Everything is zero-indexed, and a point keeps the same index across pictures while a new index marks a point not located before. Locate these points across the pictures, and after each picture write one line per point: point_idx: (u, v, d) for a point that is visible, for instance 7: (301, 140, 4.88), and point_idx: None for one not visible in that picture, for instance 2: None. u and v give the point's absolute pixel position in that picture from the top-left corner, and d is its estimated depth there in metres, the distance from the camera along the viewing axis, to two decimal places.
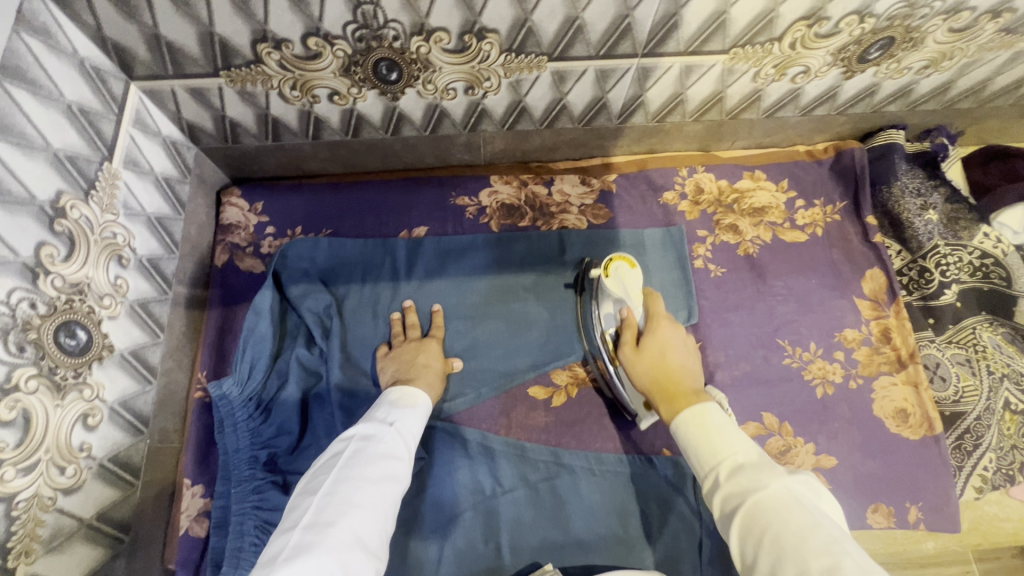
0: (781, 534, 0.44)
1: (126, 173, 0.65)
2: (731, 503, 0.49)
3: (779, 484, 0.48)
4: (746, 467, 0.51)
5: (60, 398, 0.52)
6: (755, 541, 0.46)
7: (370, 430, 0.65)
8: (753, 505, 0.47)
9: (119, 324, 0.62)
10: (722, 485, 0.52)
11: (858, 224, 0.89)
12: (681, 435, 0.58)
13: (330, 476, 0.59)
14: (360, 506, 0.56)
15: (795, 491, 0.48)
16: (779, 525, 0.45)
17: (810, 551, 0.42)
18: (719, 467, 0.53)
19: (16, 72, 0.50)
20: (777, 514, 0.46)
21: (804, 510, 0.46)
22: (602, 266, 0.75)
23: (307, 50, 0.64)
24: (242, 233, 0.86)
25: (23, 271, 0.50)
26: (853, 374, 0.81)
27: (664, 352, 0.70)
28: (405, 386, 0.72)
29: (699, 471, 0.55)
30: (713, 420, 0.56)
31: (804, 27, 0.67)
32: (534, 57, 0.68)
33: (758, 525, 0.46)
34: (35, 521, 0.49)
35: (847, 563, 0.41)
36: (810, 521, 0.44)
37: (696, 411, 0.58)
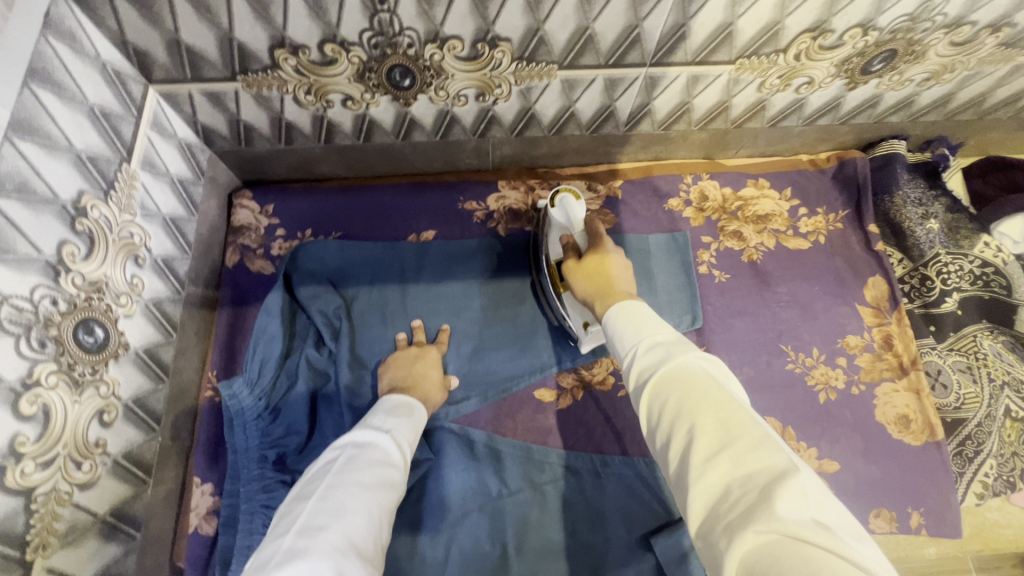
0: (692, 408, 0.42)
1: (144, 174, 0.66)
2: (645, 375, 0.47)
3: (690, 358, 0.46)
4: (665, 343, 0.49)
5: (78, 394, 0.53)
6: (663, 414, 0.43)
7: (365, 436, 0.61)
8: (665, 375, 0.45)
9: (135, 322, 0.63)
10: (637, 359, 0.49)
11: (860, 232, 0.90)
12: (611, 326, 0.55)
13: (323, 481, 0.55)
14: (357, 507, 0.52)
15: (710, 366, 0.45)
16: (689, 398, 0.42)
17: (710, 404, 0.41)
18: (639, 342, 0.50)
19: (43, 74, 0.51)
20: (687, 385, 0.43)
21: (719, 382, 0.43)
22: (550, 199, 0.76)
23: (323, 56, 0.65)
24: (253, 235, 0.87)
25: (45, 268, 0.50)
26: (855, 380, 0.82)
27: (605, 258, 0.67)
28: (399, 399, 0.71)
29: (621, 354, 0.52)
30: (642, 315, 0.54)
31: (809, 39, 0.68)
32: (545, 65, 0.69)
33: (670, 401, 0.43)
34: (52, 515, 0.50)
35: (759, 438, 0.38)
36: (723, 395, 0.42)
37: (623, 306, 0.56)
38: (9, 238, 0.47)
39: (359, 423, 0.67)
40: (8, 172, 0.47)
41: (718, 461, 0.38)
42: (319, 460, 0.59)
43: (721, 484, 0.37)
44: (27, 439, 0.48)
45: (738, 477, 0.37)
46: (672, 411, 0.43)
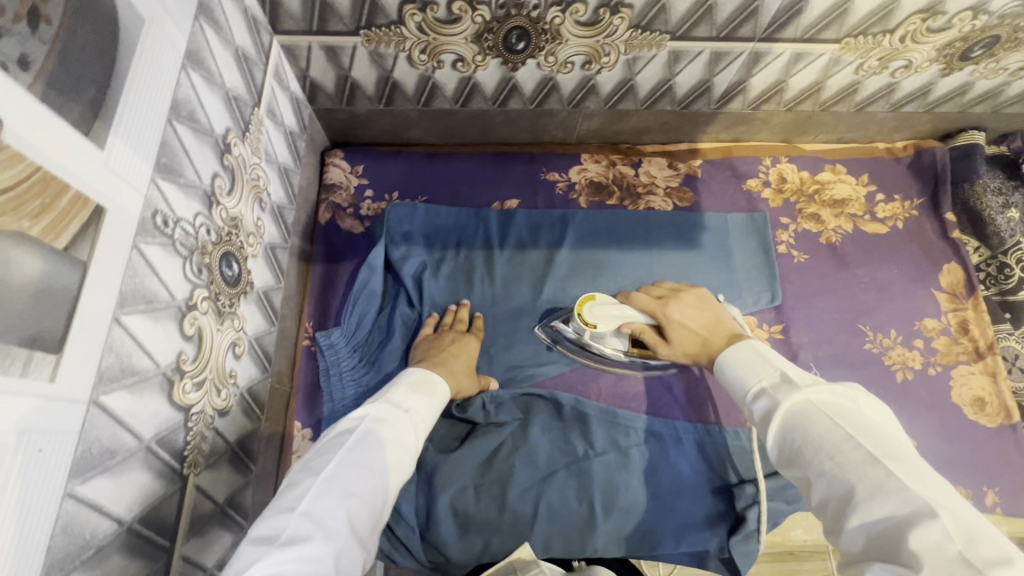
0: (816, 447, 0.45)
1: (268, 121, 0.68)
2: (768, 423, 0.51)
3: (805, 399, 0.49)
4: (776, 385, 0.53)
5: (220, 322, 0.55)
6: (793, 453, 0.47)
7: (385, 410, 0.58)
8: (785, 418, 0.49)
9: (258, 264, 0.65)
10: (757, 406, 0.53)
11: (936, 220, 0.92)
12: (727, 371, 0.59)
13: (336, 455, 0.51)
14: (367, 491, 0.49)
15: (822, 401, 0.48)
16: (814, 438, 0.46)
17: (839, 457, 0.43)
18: (752, 388, 0.55)
19: (207, 10, 0.53)
20: (808, 426, 0.47)
21: (834, 418, 0.46)
22: (580, 319, 0.75)
23: (449, 14, 0.67)
24: (343, 194, 0.89)
25: (203, 197, 0.52)
26: (932, 361, 0.84)
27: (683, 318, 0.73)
28: (426, 373, 0.66)
29: (740, 400, 0.57)
30: (749, 355, 0.58)
31: (919, 20, 0.70)
32: (658, 34, 0.71)
33: (797, 453, 0.47)
34: (201, 435, 0.52)
35: (882, 477, 0.40)
36: (842, 434, 0.44)
37: (736, 347, 0.60)
38: (181, 163, 0.48)
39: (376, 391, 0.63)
40: (182, 100, 0.49)
41: (854, 507, 0.41)
42: (333, 429, 0.55)
43: (861, 527, 0.40)
44: (188, 358, 0.49)
45: (869, 521, 0.40)
46: (799, 465, 0.46)
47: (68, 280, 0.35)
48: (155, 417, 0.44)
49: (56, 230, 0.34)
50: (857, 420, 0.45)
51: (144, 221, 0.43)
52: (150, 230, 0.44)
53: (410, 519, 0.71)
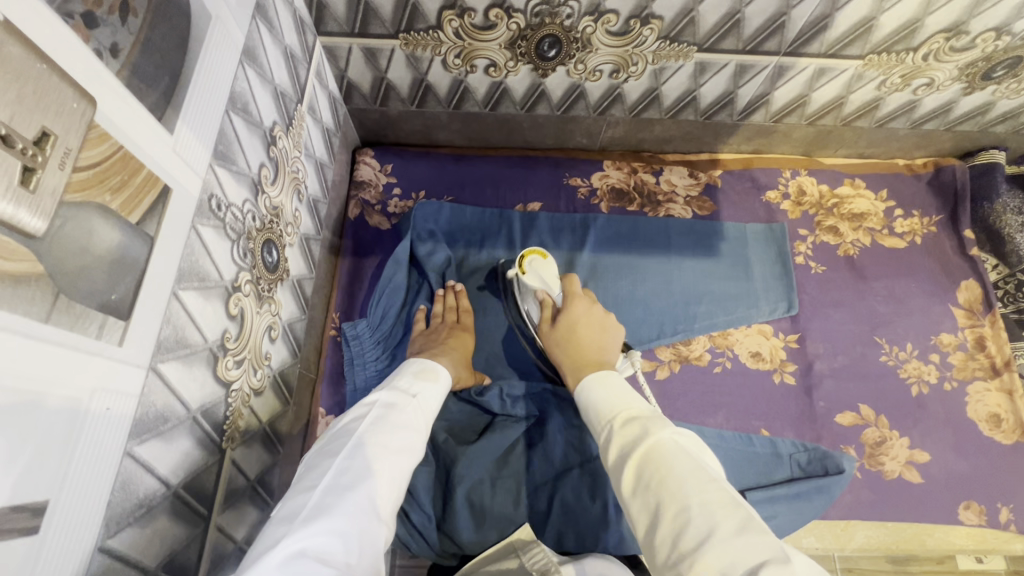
0: (674, 485, 0.45)
1: (308, 118, 0.71)
2: (626, 452, 0.50)
3: (669, 435, 0.49)
4: (641, 419, 0.53)
5: (260, 305, 0.58)
6: (646, 488, 0.46)
7: (394, 396, 0.58)
8: (644, 453, 0.49)
9: (293, 253, 0.68)
10: (615, 436, 0.53)
11: (955, 236, 0.93)
12: (587, 394, 0.60)
13: (351, 439, 0.52)
14: (381, 472, 0.50)
15: (686, 444, 0.49)
16: (672, 476, 0.45)
17: (697, 494, 0.43)
18: (617, 420, 0.54)
19: (262, 9, 0.56)
20: (669, 463, 0.46)
21: (694, 459, 0.47)
22: (517, 267, 0.77)
23: (485, 21, 0.70)
24: (372, 191, 0.92)
25: (251, 184, 0.55)
26: (948, 376, 0.84)
27: (577, 318, 0.72)
28: (426, 362, 0.66)
29: (597, 427, 0.56)
30: (618, 385, 0.58)
31: (942, 39, 0.71)
32: (686, 46, 0.73)
33: (658, 487, 0.46)
34: (239, 412, 0.54)
35: (737, 521, 0.41)
36: (702, 477, 0.45)
37: (601, 375, 0.60)
38: (235, 151, 0.51)
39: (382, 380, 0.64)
40: (238, 93, 0.52)
41: (703, 550, 0.40)
42: (348, 415, 0.56)
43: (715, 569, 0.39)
44: (231, 337, 0.52)
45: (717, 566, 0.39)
46: (657, 499, 0.45)
47: (138, 252, 0.37)
48: (200, 390, 0.47)
49: (131, 206, 0.36)
50: (712, 468, 0.46)
51: (202, 203, 0.46)
52: (206, 212, 0.46)
53: (427, 508, 0.72)
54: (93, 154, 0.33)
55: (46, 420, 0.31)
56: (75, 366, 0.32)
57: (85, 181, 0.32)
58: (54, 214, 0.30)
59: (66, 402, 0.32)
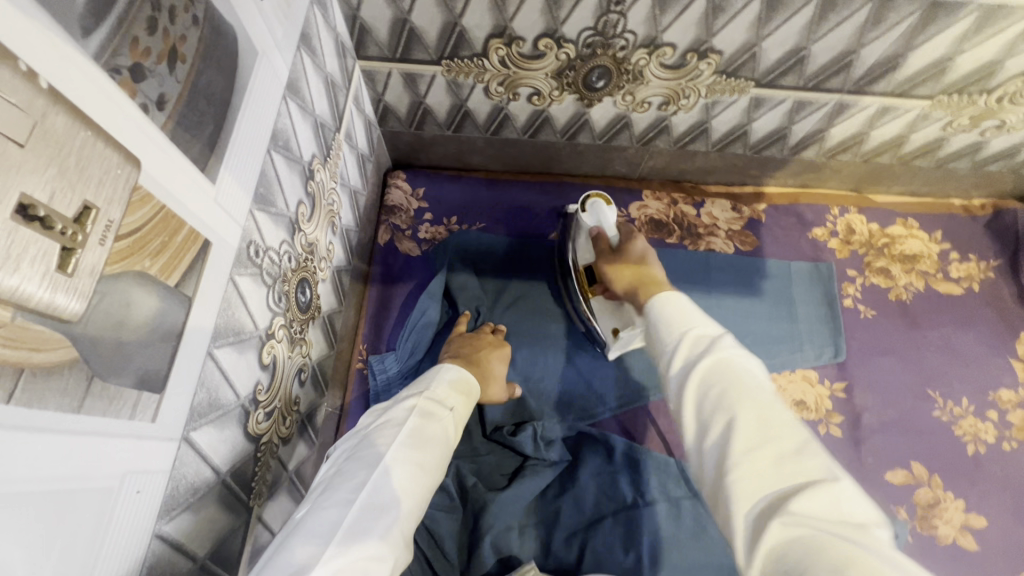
0: (737, 400, 0.41)
1: (345, 146, 0.68)
2: (690, 362, 0.46)
3: (737, 355, 0.44)
4: (706, 336, 0.48)
5: (291, 349, 0.55)
6: (704, 401, 0.42)
7: (430, 404, 0.56)
8: (708, 367, 0.44)
9: (326, 288, 0.65)
10: (681, 348, 0.47)
11: (1014, 284, 0.88)
12: (651, 314, 0.54)
13: (387, 449, 0.49)
14: (415, 491, 0.48)
15: (753, 365, 0.44)
16: (735, 393, 0.41)
17: (759, 409, 0.40)
18: (687, 333, 0.49)
19: (308, 39, 0.53)
20: (734, 381, 0.42)
21: (760, 381, 0.42)
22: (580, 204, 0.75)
23: (534, 50, 0.66)
24: (403, 216, 0.89)
25: (288, 224, 0.52)
26: (1007, 436, 0.79)
27: (645, 257, 0.68)
28: (462, 371, 0.64)
29: (661, 344, 0.50)
30: (689, 304, 0.53)
31: (1021, 82, 0.67)
32: (743, 81, 0.69)
33: (719, 393, 0.42)
34: (267, 464, 0.51)
35: (797, 442, 0.38)
36: (769, 398, 0.41)
37: (670, 292, 0.55)
38: (274, 193, 0.48)
39: (416, 381, 0.61)
40: (280, 130, 0.49)
41: (751, 464, 0.37)
42: (379, 422, 0.54)
43: (760, 480, 0.37)
44: (262, 388, 0.49)
45: (765, 483, 0.36)
46: (714, 404, 0.42)
47: (176, 316, 0.35)
48: (229, 450, 0.44)
49: (170, 269, 0.33)
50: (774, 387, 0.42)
51: (240, 252, 0.43)
52: (244, 261, 0.44)
53: (451, 557, 0.69)
54: (135, 219, 0.30)
55: (73, 515, 0.28)
56: (105, 451, 0.29)
57: (124, 250, 0.29)
58: (93, 292, 0.27)
59: (94, 492, 0.29)
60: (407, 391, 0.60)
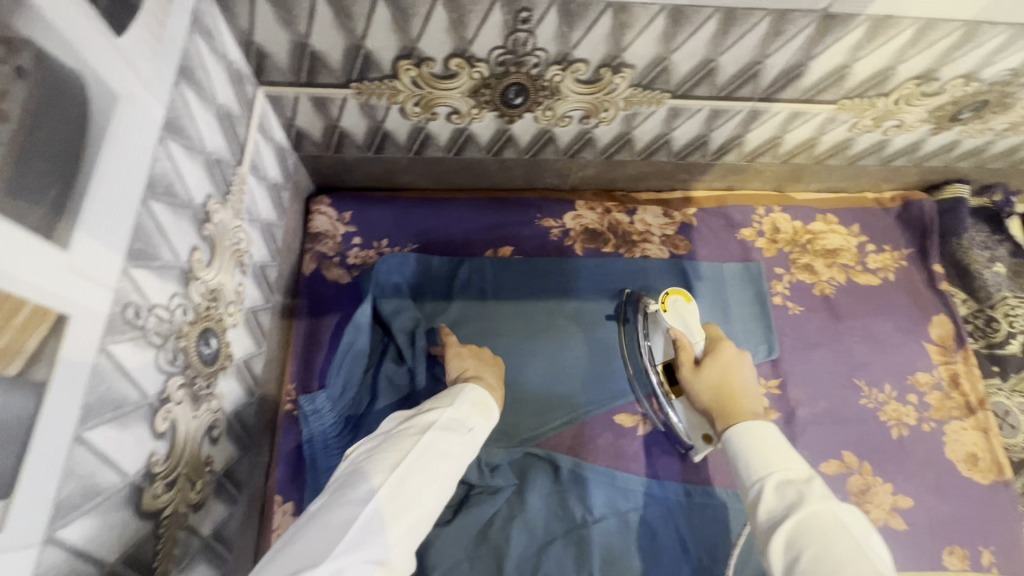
0: (831, 559, 0.43)
1: (251, 178, 0.63)
2: (777, 518, 0.49)
3: (835, 508, 0.47)
4: (792, 483, 0.50)
5: (196, 408, 0.50)
6: (799, 559, 0.45)
7: (452, 422, 0.57)
8: (801, 524, 0.46)
9: (238, 333, 0.60)
10: (770, 494, 0.51)
11: (925, 270, 0.93)
12: (734, 446, 0.57)
13: (404, 460, 0.51)
14: (423, 506, 0.49)
15: (848, 520, 0.46)
16: (830, 559, 0.43)
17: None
18: (769, 476, 0.52)
19: (189, 72, 0.49)
20: (827, 540, 0.44)
21: (858, 544, 0.44)
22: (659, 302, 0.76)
23: (445, 70, 0.64)
24: (330, 243, 0.85)
25: (180, 275, 0.48)
26: (926, 417, 0.84)
27: (726, 366, 0.66)
28: (485, 391, 0.64)
29: (744, 481, 0.54)
30: (768, 438, 0.55)
31: (913, 85, 0.70)
32: (658, 93, 0.69)
33: (817, 553, 0.44)
34: (172, 539, 0.47)
35: None
36: (866, 565, 0.43)
37: (757, 426, 0.57)
38: (157, 243, 0.44)
39: (439, 393, 0.62)
40: (160, 175, 0.44)
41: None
42: (402, 429, 0.55)
43: None
44: (159, 458, 0.44)
45: None
46: (807, 572, 0.44)
47: (23, 406, 0.31)
48: (116, 535, 0.39)
49: (6, 355, 0.29)
50: (871, 555, 0.44)
51: (113, 317, 0.39)
52: (120, 326, 0.39)
53: None
54: None
55: None
56: None
57: None
58: None
59: None
60: (431, 401, 0.60)
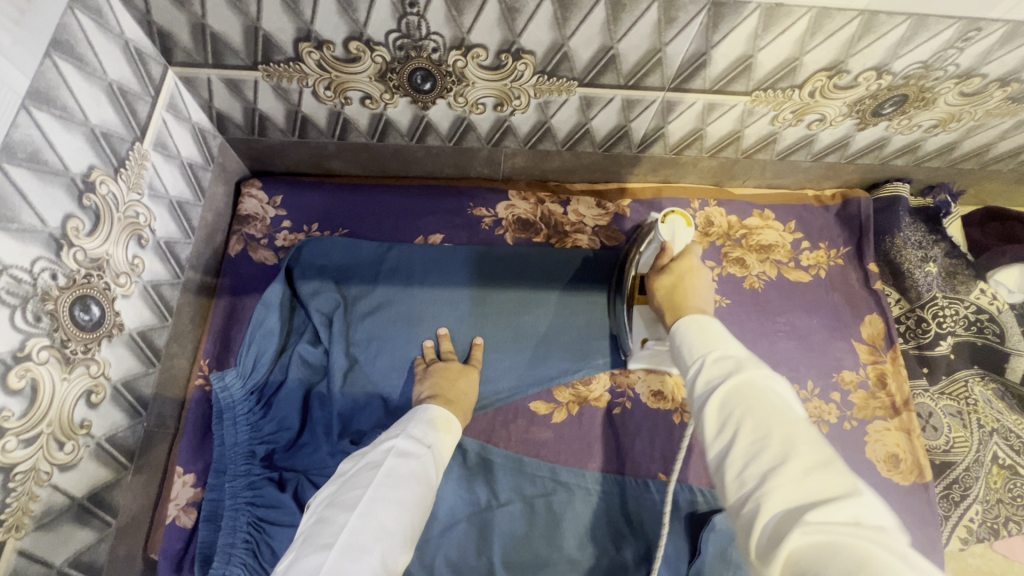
0: (756, 422, 0.42)
1: (155, 155, 0.65)
2: (711, 387, 0.47)
3: (763, 377, 0.46)
4: (730, 357, 0.49)
5: (67, 370, 0.52)
6: (729, 417, 0.44)
7: (408, 446, 0.61)
8: (735, 388, 0.46)
9: (131, 303, 0.62)
10: (704, 369, 0.50)
11: (860, 269, 0.91)
12: (679, 337, 0.56)
13: (366, 491, 0.54)
14: (391, 532, 0.52)
15: (777, 387, 0.45)
16: (752, 412, 0.43)
17: (776, 423, 0.42)
18: (708, 354, 0.51)
19: (65, 46, 0.50)
20: (754, 399, 0.44)
21: (783, 406, 0.43)
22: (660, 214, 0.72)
23: (347, 53, 0.65)
24: (258, 225, 0.86)
25: (48, 241, 0.49)
26: (849, 416, 0.82)
27: (685, 276, 0.68)
28: (439, 411, 0.69)
29: (685, 362, 0.53)
30: (711, 328, 0.55)
31: (825, 77, 0.69)
32: (566, 80, 0.70)
33: (742, 411, 0.44)
34: (30, 495, 0.49)
35: (825, 459, 0.39)
36: (788, 419, 0.42)
37: (698, 322, 0.56)
38: (14, 207, 0.46)
39: (396, 426, 0.66)
40: (20, 141, 0.46)
41: (769, 484, 0.39)
42: (360, 466, 0.59)
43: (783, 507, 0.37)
44: (12, 415, 0.46)
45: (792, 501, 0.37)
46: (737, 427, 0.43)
47: None
48: None
49: None
50: (789, 411, 0.43)
51: None
52: None
53: None
54: None
55: None
56: None
57: None
58: None
59: None
60: (387, 434, 0.64)
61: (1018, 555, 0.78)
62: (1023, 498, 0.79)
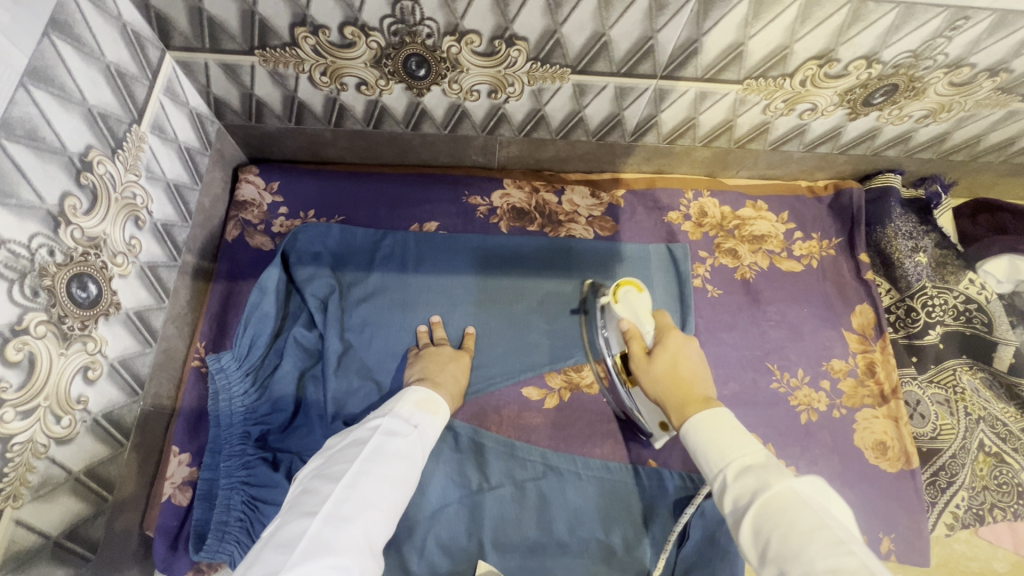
0: (795, 546, 0.43)
1: (152, 138, 0.66)
2: (741, 503, 0.50)
3: (788, 485, 0.48)
4: (750, 467, 0.52)
5: (65, 345, 0.53)
6: (768, 542, 0.45)
7: (395, 424, 0.62)
8: (768, 503, 0.47)
9: (128, 283, 0.63)
10: (731, 485, 0.52)
11: (851, 260, 0.92)
12: (693, 440, 0.58)
13: (351, 466, 0.56)
14: (373, 506, 0.54)
15: (803, 493, 0.47)
16: (789, 534, 0.44)
17: (815, 547, 0.42)
18: (728, 466, 0.53)
19: (63, 26, 0.51)
20: (787, 516, 0.46)
21: (818, 517, 0.45)
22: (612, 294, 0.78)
23: (342, 38, 0.66)
24: (255, 211, 0.87)
25: (45, 217, 0.50)
26: (837, 404, 0.83)
27: (675, 360, 0.68)
28: (428, 390, 0.68)
29: (707, 474, 0.55)
30: (727, 425, 0.57)
31: (815, 66, 0.70)
32: (559, 68, 0.70)
33: (779, 526, 0.45)
34: (27, 466, 0.50)
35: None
36: (827, 539, 0.43)
37: (711, 413, 0.59)
38: (13, 183, 0.47)
39: (385, 403, 0.67)
40: (18, 118, 0.47)
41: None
42: (347, 441, 0.61)
43: None
44: (10, 386, 0.47)
45: None
46: (780, 549, 0.44)
47: None
48: None
49: None
50: (825, 525, 0.44)
51: None
52: None
53: None
54: None
55: None
56: None
57: None
58: None
59: None
60: (376, 410, 0.66)
61: (1002, 541, 0.80)
62: (1008, 486, 0.80)
